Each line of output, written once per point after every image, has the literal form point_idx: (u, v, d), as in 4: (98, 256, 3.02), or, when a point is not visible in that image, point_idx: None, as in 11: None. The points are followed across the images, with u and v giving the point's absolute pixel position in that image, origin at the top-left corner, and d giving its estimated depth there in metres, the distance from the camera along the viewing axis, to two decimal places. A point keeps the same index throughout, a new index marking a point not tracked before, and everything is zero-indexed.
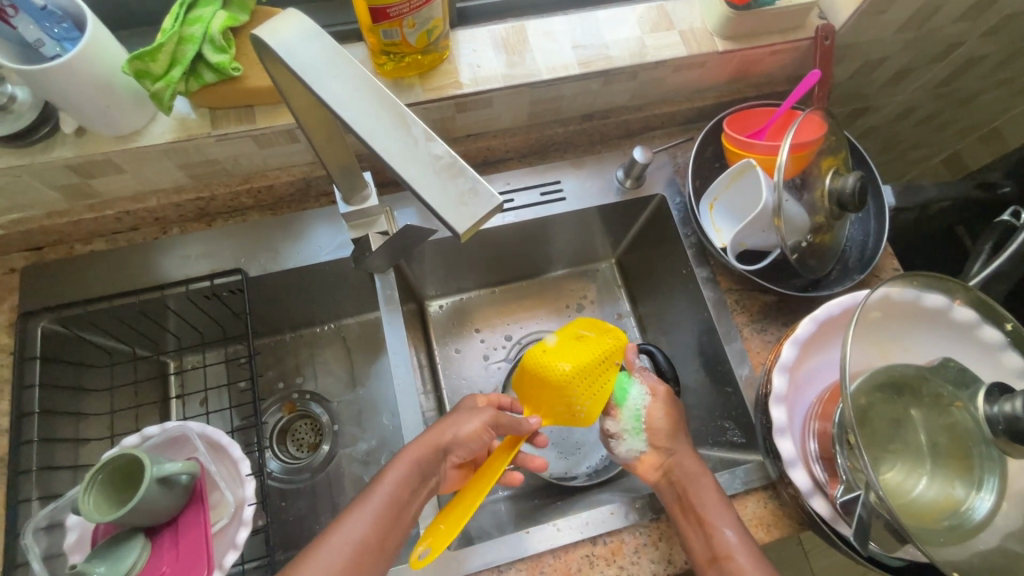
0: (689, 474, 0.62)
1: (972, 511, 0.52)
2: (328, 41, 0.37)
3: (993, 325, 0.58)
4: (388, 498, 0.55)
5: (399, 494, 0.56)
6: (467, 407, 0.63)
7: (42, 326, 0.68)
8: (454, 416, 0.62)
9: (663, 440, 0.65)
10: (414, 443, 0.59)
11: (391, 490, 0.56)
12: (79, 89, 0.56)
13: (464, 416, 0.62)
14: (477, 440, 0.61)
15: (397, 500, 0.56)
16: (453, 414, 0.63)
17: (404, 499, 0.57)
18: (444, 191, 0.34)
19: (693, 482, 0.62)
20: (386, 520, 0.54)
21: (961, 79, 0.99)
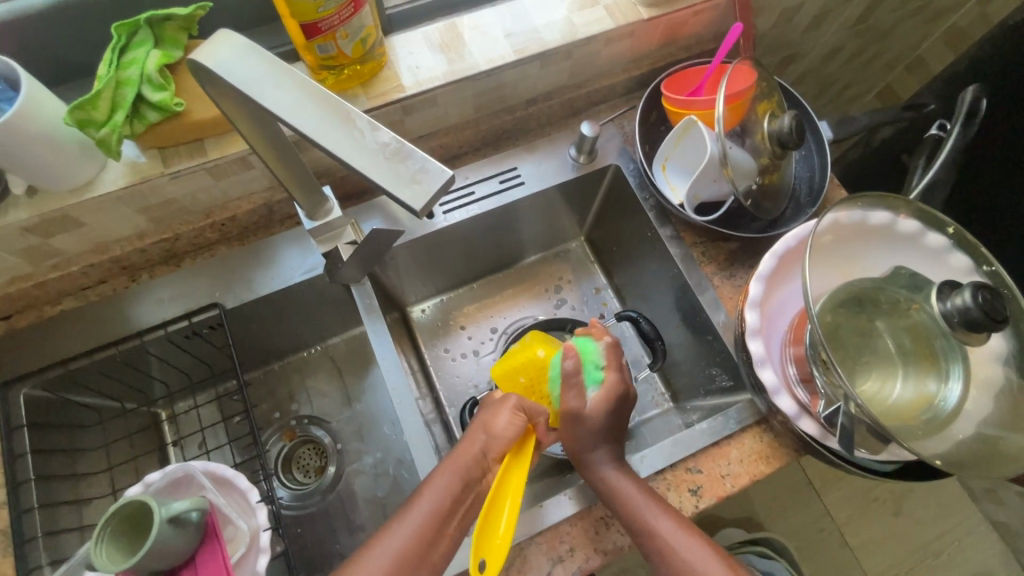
0: (619, 488, 0.61)
1: (945, 403, 0.55)
2: (262, 55, 0.39)
3: (936, 232, 0.62)
4: (427, 514, 0.54)
5: (441, 505, 0.54)
6: (499, 400, 0.62)
7: (24, 393, 0.67)
8: (486, 415, 0.60)
9: (588, 439, 0.65)
10: (454, 452, 0.58)
11: (435, 500, 0.55)
12: (23, 148, 0.55)
13: (499, 407, 0.61)
14: (506, 434, 0.58)
15: (441, 511, 0.54)
16: (486, 413, 0.61)
17: (447, 509, 0.55)
18: (396, 174, 0.35)
19: (628, 500, 0.60)
20: (427, 536, 0.53)
21: (876, 14, 1.04)
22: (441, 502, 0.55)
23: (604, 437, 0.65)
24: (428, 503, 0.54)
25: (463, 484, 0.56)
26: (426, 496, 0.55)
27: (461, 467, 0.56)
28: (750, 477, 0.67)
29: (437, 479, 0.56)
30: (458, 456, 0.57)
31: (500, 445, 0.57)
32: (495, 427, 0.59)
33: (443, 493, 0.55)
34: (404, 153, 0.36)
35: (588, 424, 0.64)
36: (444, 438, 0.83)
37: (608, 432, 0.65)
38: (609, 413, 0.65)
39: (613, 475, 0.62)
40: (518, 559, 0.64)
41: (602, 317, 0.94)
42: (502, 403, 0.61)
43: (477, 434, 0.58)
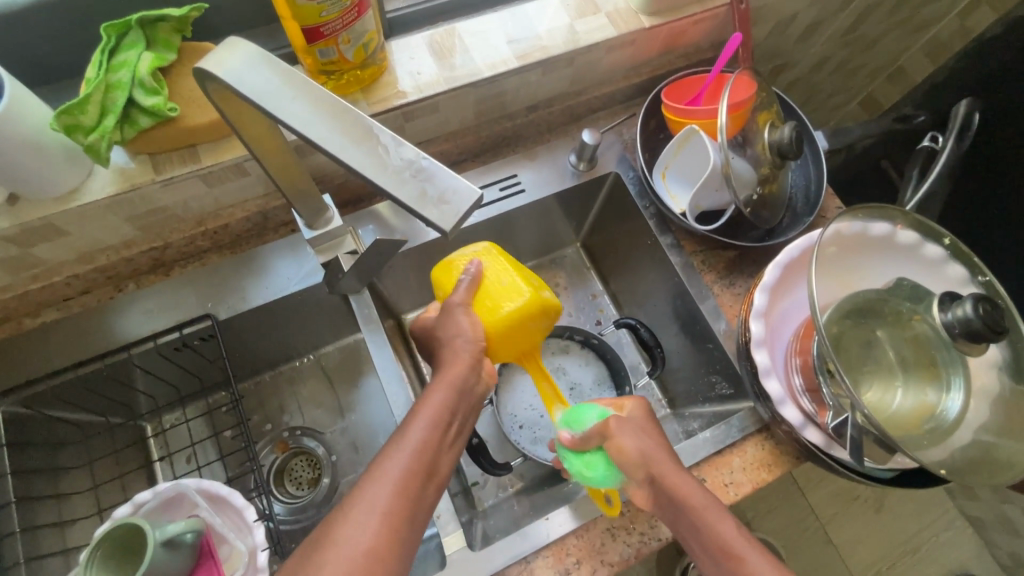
0: (680, 484, 0.55)
1: (946, 412, 0.56)
2: (276, 64, 0.37)
3: (933, 243, 0.63)
4: (428, 426, 0.51)
5: (440, 417, 0.52)
6: (454, 319, 0.59)
7: (2, 410, 0.63)
8: (453, 323, 0.58)
9: (643, 466, 0.57)
10: (441, 366, 0.56)
11: (434, 410, 0.52)
12: (5, 154, 0.52)
13: (456, 316, 0.59)
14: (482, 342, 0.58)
15: (440, 423, 0.52)
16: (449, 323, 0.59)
17: (446, 419, 0.52)
18: (421, 192, 0.34)
19: (701, 510, 0.54)
20: (432, 448, 0.50)
21: (863, 25, 1.06)
22: (441, 415, 0.52)
23: (647, 426, 0.60)
24: (429, 416, 0.52)
25: (456, 401, 0.54)
26: (422, 410, 0.52)
27: (459, 380, 0.55)
28: (753, 485, 0.67)
29: (433, 393, 0.53)
30: (450, 374, 0.55)
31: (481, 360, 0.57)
32: (464, 334, 0.58)
33: (442, 405, 0.53)
34: (430, 173, 0.35)
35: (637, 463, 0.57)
36: None
37: (645, 427, 0.60)
38: (641, 416, 0.61)
39: (678, 475, 0.56)
40: (524, 573, 0.63)
41: (598, 323, 0.93)
42: (449, 311, 0.59)
43: (457, 350, 0.57)
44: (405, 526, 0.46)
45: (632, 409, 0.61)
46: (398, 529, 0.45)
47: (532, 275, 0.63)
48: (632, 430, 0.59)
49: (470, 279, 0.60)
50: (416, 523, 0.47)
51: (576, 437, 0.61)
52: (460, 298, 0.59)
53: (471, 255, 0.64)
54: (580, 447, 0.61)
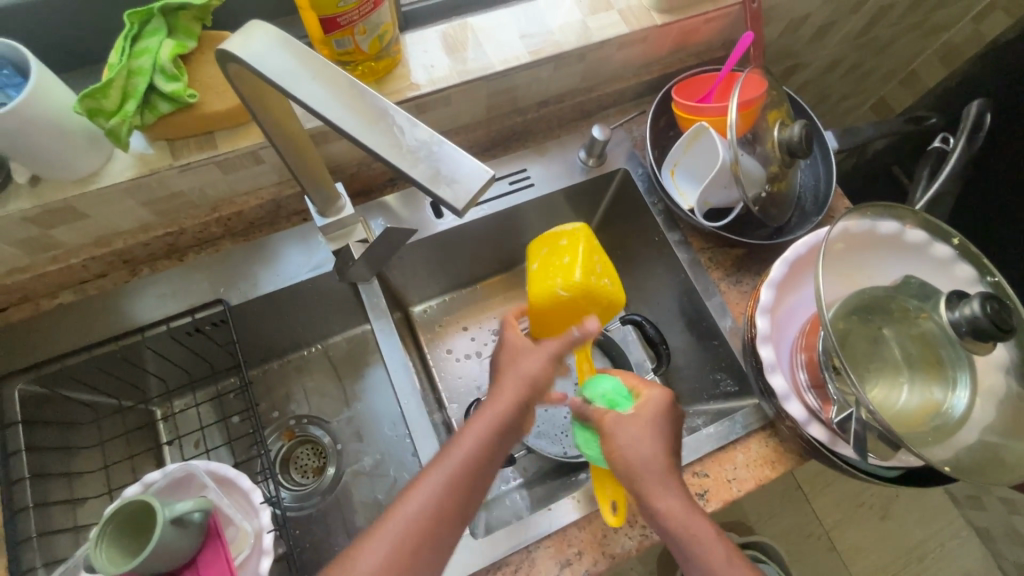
0: (672, 500, 0.56)
1: (952, 409, 0.56)
2: (294, 48, 0.38)
3: (942, 242, 0.63)
4: (479, 446, 0.55)
5: (493, 439, 0.56)
6: (524, 345, 0.64)
7: (18, 389, 0.65)
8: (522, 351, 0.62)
9: (634, 471, 0.57)
10: (498, 389, 0.60)
11: (485, 430, 0.56)
12: (29, 136, 0.54)
13: (528, 346, 0.63)
14: (546, 377, 0.62)
15: (491, 443, 0.56)
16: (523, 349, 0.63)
17: (499, 442, 0.57)
18: (434, 171, 0.35)
19: (684, 520, 0.55)
20: (480, 467, 0.55)
21: (876, 28, 1.06)
22: (492, 436, 0.56)
23: (663, 426, 0.60)
24: (482, 431, 0.56)
25: (509, 424, 0.58)
26: (474, 429, 0.56)
27: (512, 407, 0.58)
28: (756, 481, 0.67)
29: (487, 414, 0.57)
30: (503, 398, 0.59)
31: (541, 387, 0.61)
32: (529, 365, 0.61)
33: (494, 428, 0.57)
34: (443, 152, 0.35)
35: (625, 461, 0.58)
36: (448, 439, 0.82)
37: (657, 426, 0.60)
38: (660, 418, 0.60)
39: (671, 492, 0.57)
40: (526, 562, 0.64)
41: (605, 320, 0.94)
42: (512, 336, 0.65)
43: (516, 375, 0.61)
44: (440, 535, 0.51)
45: (651, 401, 0.61)
46: (434, 536, 0.51)
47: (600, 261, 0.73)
48: (633, 432, 0.59)
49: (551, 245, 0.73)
50: (452, 534, 0.53)
51: (582, 404, 0.62)
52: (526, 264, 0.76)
53: (567, 231, 0.73)
54: (584, 420, 0.62)
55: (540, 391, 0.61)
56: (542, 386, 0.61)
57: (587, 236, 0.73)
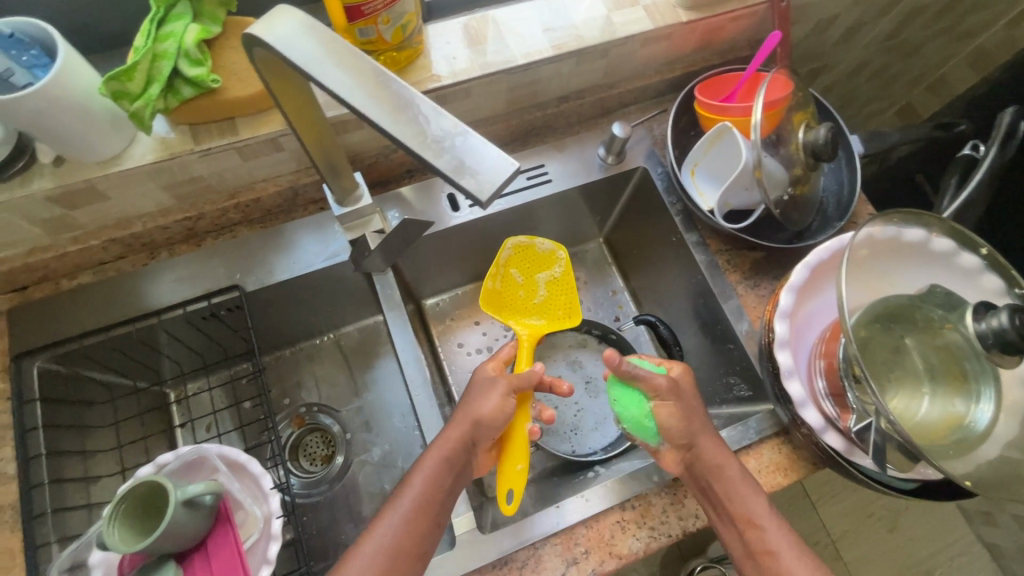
0: (730, 470, 0.60)
1: (974, 423, 0.55)
2: (322, 34, 0.38)
3: (969, 252, 0.62)
4: (421, 500, 0.56)
5: (434, 493, 0.57)
6: (484, 382, 0.64)
7: (37, 366, 0.66)
8: (474, 394, 0.62)
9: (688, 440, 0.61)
10: (443, 435, 0.60)
11: (426, 486, 0.57)
12: (55, 117, 0.54)
13: (486, 389, 0.63)
14: (500, 414, 0.61)
15: (433, 498, 0.57)
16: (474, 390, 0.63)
17: (439, 495, 0.57)
18: (459, 162, 0.35)
19: (740, 489, 0.59)
20: (424, 522, 0.56)
21: (905, 31, 1.04)
22: (432, 490, 0.57)
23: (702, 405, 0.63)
24: (423, 485, 0.57)
25: (455, 463, 0.59)
26: (416, 483, 0.57)
27: (450, 458, 0.59)
28: (768, 488, 0.67)
29: (428, 466, 0.58)
30: (449, 439, 0.60)
31: (489, 425, 0.60)
32: (482, 410, 0.61)
33: (433, 479, 0.57)
34: (468, 143, 0.35)
35: (681, 435, 0.61)
36: None
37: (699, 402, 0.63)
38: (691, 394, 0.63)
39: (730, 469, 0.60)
40: (532, 559, 0.63)
41: (617, 319, 0.93)
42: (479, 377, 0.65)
43: (463, 423, 0.61)
44: None
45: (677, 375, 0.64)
46: None
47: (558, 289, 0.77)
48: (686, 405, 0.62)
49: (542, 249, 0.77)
50: None
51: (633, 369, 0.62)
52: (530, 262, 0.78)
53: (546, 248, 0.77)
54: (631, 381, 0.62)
55: (489, 435, 0.61)
56: (492, 429, 0.61)
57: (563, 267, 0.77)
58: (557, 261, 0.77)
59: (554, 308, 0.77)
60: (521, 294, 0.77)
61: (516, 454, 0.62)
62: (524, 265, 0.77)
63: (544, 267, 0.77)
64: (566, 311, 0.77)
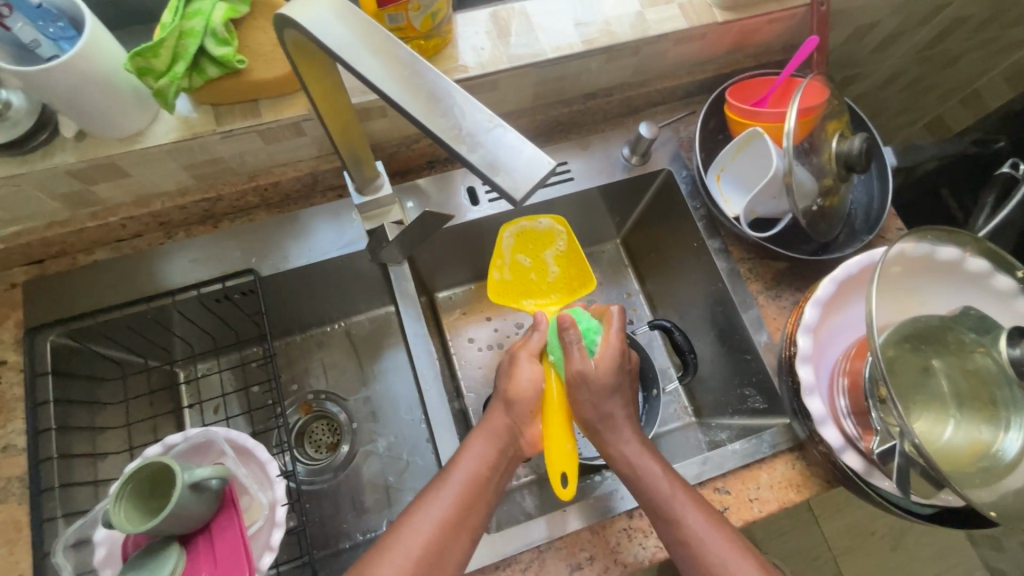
0: (650, 470, 0.59)
1: (1002, 452, 0.53)
2: (358, 17, 0.37)
3: (1005, 274, 0.60)
4: (467, 479, 0.57)
5: (478, 472, 0.58)
6: (510, 362, 0.66)
7: (50, 341, 0.66)
8: (509, 373, 0.65)
9: (598, 419, 0.62)
10: (483, 423, 0.62)
11: (470, 468, 0.58)
12: (79, 90, 0.54)
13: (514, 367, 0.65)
14: (531, 389, 0.63)
15: (476, 479, 0.57)
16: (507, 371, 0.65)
17: (483, 476, 0.58)
18: (493, 157, 0.33)
19: (667, 497, 0.57)
20: (469, 499, 0.56)
21: (944, 41, 1.01)
22: (476, 468, 0.58)
23: (617, 394, 0.62)
24: (471, 465, 0.58)
25: (498, 445, 0.60)
26: (462, 465, 0.58)
27: (494, 436, 0.61)
28: (779, 504, 0.65)
29: (472, 448, 0.60)
30: (491, 423, 0.62)
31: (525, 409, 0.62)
32: (516, 386, 0.63)
33: (479, 457, 0.59)
34: (504, 138, 0.34)
35: (588, 408, 0.61)
36: (463, 428, 0.81)
37: (616, 389, 0.62)
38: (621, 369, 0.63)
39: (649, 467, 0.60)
40: (536, 561, 0.63)
41: (631, 323, 0.91)
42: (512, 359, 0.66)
43: (501, 403, 0.63)
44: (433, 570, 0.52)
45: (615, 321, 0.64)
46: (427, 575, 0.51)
47: (563, 261, 0.77)
48: (594, 394, 0.61)
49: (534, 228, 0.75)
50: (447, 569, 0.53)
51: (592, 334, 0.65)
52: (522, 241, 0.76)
53: (541, 223, 0.75)
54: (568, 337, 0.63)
55: (528, 412, 0.63)
56: (529, 405, 0.63)
57: (569, 237, 0.75)
58: (557, 237, 0.76)
59: (569, 279, 0.77)
60: (533, 277, 0.77)
61: (560, 435, 0.61)
62: (528, 247, 0.76)
63: (546, 245, 0.76)
64: (579, 282, 0.77)
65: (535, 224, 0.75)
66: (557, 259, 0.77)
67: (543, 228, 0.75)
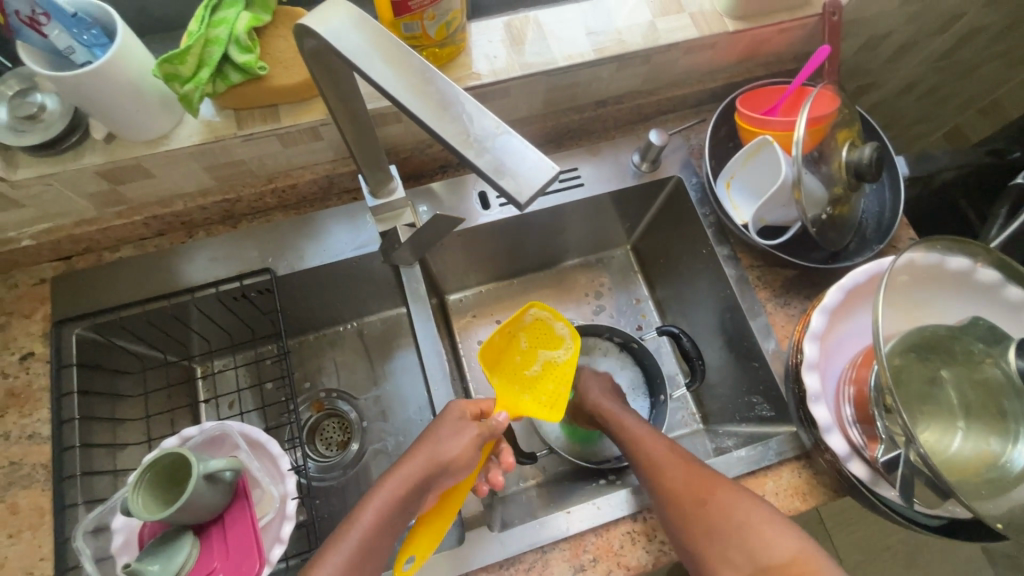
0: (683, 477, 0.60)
1: (1010, 464, 0.52)
2: (373, 27, 0.39)
3: (1016, 284, 0.60)
4: (362, 537, 0.51)
5: (375, 534, 0.51)
6: (456, 419, 0.60)
7: (76, 333, 0.68)
8: (444, 432, 0.58)
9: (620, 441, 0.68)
10: (396, 469, 0.55)
11: (368, 527, 0.51)
12: (111, 95, 0.56)
13: (456, 430, 0.59)
14: (466, 459, 0.57)
15: (373, 545, 0.51)
16: (442, 430, 0.59)
17: (378, 536, 0.51)
18: (497, 162, 0.35)
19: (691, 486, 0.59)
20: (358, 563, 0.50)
21: (961, 51, 1.00)
22: (375, 533, 0.51)
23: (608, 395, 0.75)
24: (371, 522, 0.52)
25: (403, 505, 0.53)
26: (362, 519, 0.52)
27: (403, 498, 0.53)
28: (784, 512, 0.65)
29: (376, 501, 0.53)
30: (406, 472, 0.54)
31: (454, 469, 0.56)
32: (448, 451, 0.56)
33: (377, 519, 0.52)
34: (510, 144, 0.35)
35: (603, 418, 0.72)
36: None
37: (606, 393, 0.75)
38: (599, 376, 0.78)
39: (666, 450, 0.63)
40: (540, 562, 0.63)
41: (640, 328, 0.92)
42: (458, 422, 0.60)
43: (422, 460, 0.55)
44: None
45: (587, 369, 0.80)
46: None
47: (550, 370, 0.71)
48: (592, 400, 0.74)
49: (551, 324, 0.72)
50: None
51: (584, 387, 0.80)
52: (527, 331, 0.72)
53: (561, 323, 0.72)
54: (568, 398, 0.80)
55: (449, 478, 0.56)
56: (454, 473, 0.56)
57: (573, 352, 0.71)
58: (568, 346, 0.72)
59: (539, 393, 0.70)
60: (517, 360, 0.72)
61: (441, 520, 0.58)
62: (536, 336, 0.72)
63: (552, 346, 0.72)
64: (551, 398, 0.69)
65: (557, 325, 0.73)
66: (546, 365, 0.71)
67: (565, 330, 0.72)
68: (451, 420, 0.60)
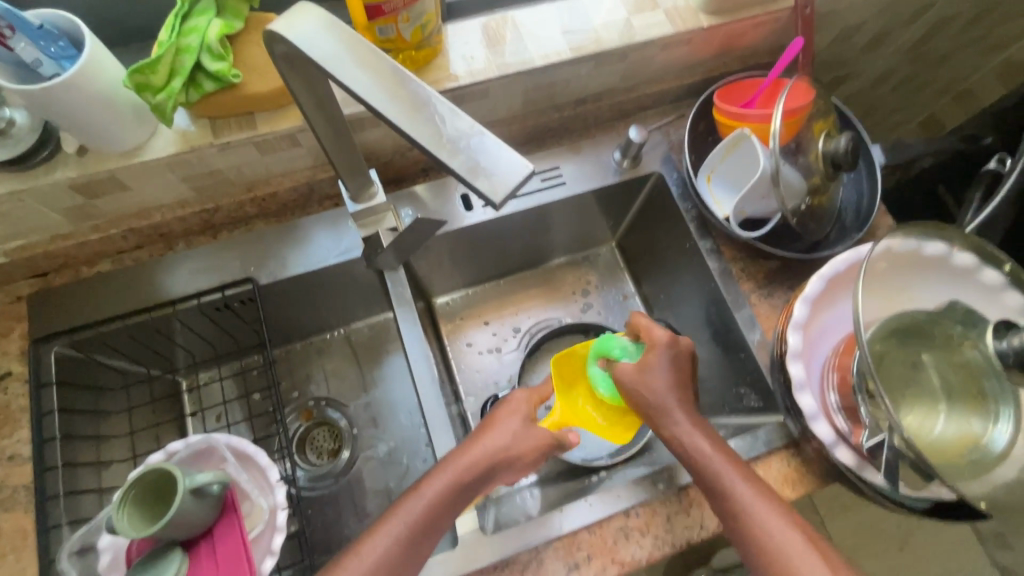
0: (700, 449, 0.59)
1: (991, 444, 0.54)
2: (343, 31, 0.39)
3: (993, 267, 0.60)
4: (418, 520, 0.54)
5: (427, 520, 0.54)
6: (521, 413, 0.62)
7: (55, 351, 0.67)
8: (506, 423, 0.61)
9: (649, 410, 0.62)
10: (452, 456, 0.58)
11: (420, 515, 0.54)
12: (80, 107, 0.55)
13: (518, 420, 0.61)
14: (527, 452, 0.60)
15: (423, 527, 0.54)
16: (509, 424, 0.61)
17: (439, 516, 0.55)
18: (471, 162, 0.35)
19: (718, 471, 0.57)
20: (409, 544, 0.53)
21: (933, 39, 1.01)
22: (430, 516, 0.55)
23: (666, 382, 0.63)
24: (424, 508, 0.55)
25: (462, 490, 0.56)
26: (416, 504, 0.55)
27: (463, 484, 0.56)
28: None
29: (430, 488, 0.56)
30: (469, 459, 0.57)
31: (512, 460, 0.59)
32: (508, 445, 0.59)
33: (437, 500, 0.55)
34: (484, 144, 0.35)
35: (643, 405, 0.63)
36: (463, 432, 0.82)
37: (674, 380, 0.63)
38: (667, 358, 0.64)
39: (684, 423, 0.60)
40: (534, 561, 0.63)
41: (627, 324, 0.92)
42: (526, 422, 0.61)
43: (486, 451, 0.58)
44: None
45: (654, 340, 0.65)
46: None
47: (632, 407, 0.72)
48: (657, 400, 0.62)
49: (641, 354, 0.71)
50: None
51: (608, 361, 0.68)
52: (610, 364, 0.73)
53: None
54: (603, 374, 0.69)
55: (510, 466, 0.59)
56: (512, 461, 0.59)
57: None
58: None
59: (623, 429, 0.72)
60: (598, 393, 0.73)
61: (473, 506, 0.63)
62: None
63: None
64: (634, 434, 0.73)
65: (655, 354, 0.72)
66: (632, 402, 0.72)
67: None
68: (518, 412, 0.62)
